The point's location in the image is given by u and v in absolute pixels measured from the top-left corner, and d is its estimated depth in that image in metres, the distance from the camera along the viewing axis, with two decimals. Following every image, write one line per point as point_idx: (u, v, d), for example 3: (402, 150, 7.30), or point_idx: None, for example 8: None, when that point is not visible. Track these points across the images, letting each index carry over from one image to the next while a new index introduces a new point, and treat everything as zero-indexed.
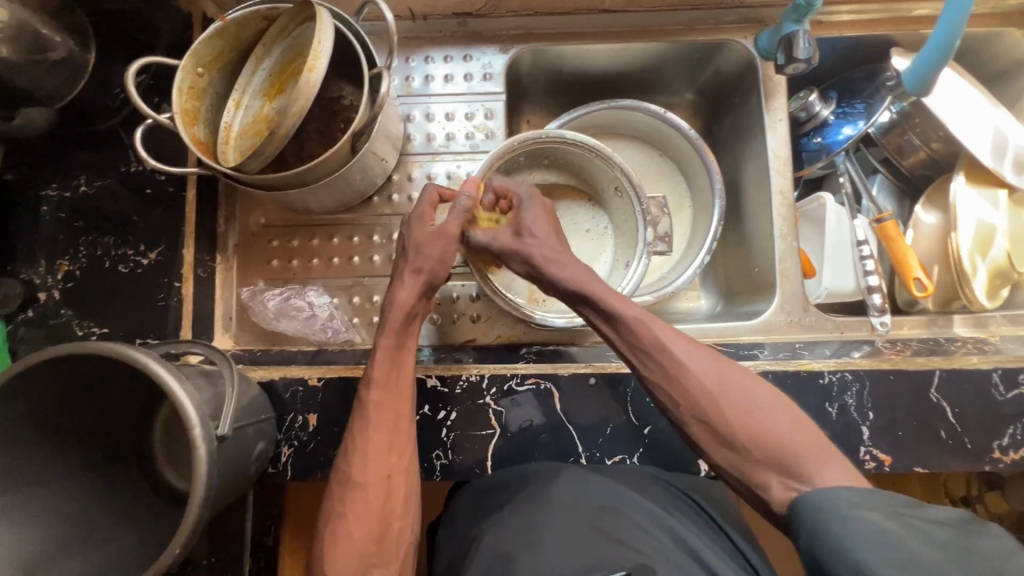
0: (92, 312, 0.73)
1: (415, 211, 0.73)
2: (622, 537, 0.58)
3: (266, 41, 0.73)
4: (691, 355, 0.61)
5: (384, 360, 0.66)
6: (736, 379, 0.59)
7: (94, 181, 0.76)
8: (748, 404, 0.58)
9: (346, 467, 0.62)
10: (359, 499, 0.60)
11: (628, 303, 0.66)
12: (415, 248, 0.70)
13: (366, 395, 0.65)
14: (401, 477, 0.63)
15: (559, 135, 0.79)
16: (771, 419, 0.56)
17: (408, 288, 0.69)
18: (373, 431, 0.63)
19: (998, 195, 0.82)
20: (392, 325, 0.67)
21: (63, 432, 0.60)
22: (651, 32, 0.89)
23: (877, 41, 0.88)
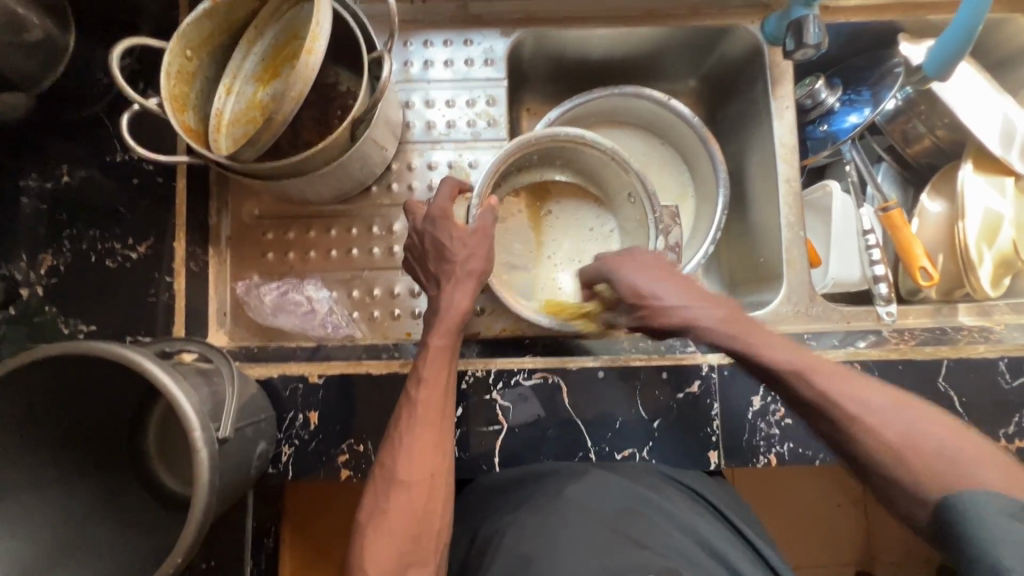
0: (77, 309, 0.70)
1: (435, 207, 0.70)
2: (646, 541, 0.56)
3: (258, 23, 0.70)
4: (846, 387, 0.55)
5: (437, 361, 0.65)
6: (900, 410, 0.53)
7: (77, 171, 0.72)
8: (907, 435, 0.52)
9: (390, 464, 0.60)
10: (402, 497, 0.58)
11: (736, 337, 0.61)
12: (462, 247, 0.68)
13: (416, 394, 0.63)
14: (444, 476, 0.61)
15: (576, 136, 0.76)
16: (943, 445, 0.50)
17: (466, 292, 0.67)
18: (420, 429, 0.61)
19: (1005, 183, 0.82)
20: (445, 323, 0.66)
21: (51, 436, 0.57)
22: (657, 16, 0.87)
23: (884, 26, 0.87)
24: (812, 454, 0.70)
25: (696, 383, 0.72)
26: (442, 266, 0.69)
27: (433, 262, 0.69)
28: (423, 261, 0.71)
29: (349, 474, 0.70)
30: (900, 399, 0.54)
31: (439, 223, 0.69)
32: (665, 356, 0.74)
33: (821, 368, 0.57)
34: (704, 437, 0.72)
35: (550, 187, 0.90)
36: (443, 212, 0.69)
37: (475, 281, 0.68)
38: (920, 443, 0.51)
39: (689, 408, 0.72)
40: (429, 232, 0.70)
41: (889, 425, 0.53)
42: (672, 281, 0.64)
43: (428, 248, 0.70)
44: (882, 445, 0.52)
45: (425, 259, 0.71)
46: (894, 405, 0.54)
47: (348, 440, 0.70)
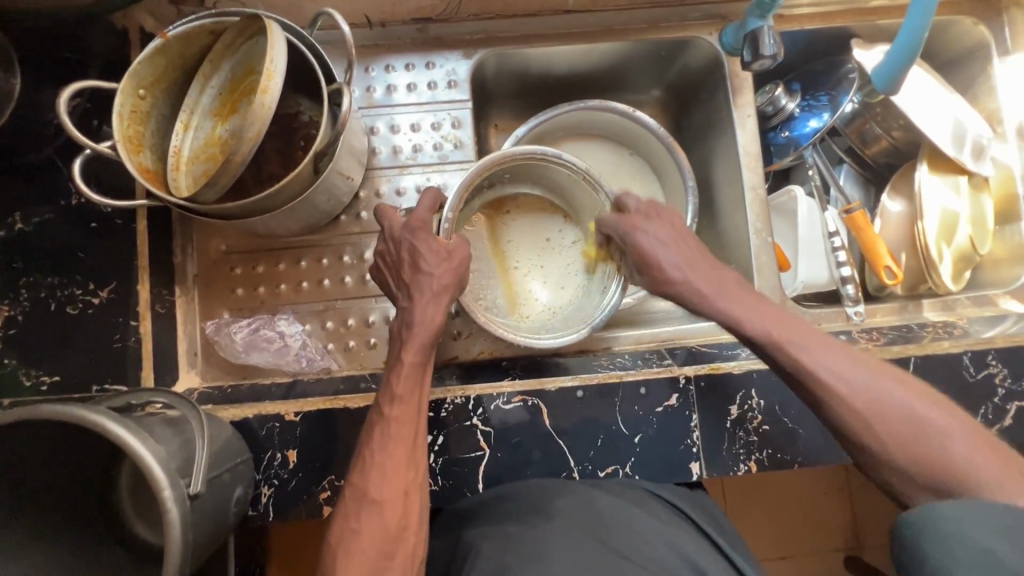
0: (41, 360, 0.66)
1: (414, 218, 0.70)
2: (625, 550, 0.59)
3: (213, 57, 0.68)
4: (816, 350, 0.59)
5: (410, 377, 0.64)
6: (897, 391, 0.54)
7: (31, 217, 0.67)
8: (899, 416, 0.53)
9: (363, 483, 0.59)
10: (375, 516, 0.57)
11: (787, 321, 0.63)
12: (436, 261, 0.68)
13: (389, 411, 0.63)
14: (418, 492, 0.60)
15: (547, 155, 0.76)
16: (905, 406, 0.54)
17: (434, 306, 0.67)
18: (393, 446, 0.61)
19: (959, 182, 0.85)
20: (417, 339, 0.66)
21: (11, 498, 0.55)
22: (616, 32, 0.87)
23: (838, 33, 0.89)
24: (789, 458, 0.72)
25: (674, 396, 0.73)
26: (417, 277, 0.68)
27: (408, 272, 0.69)
28: (397, 270, 0.70)
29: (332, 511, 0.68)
30: (879, 366, 0.57)
31: (419, 233, 0.69)
32: (643, 371, 0.75)
33: (804, 336, 0.60)
34: (685, 449, 0.72)
35: (518, 202, 0.89)
36: (422, 223, 0.70)
37: (449, 295, 0.69)
38: (919, 428, 0.52)
39: (669, 422, 0.73)
40: (407, 242, 0.69)
41: (860, 393, 0.55)
42: (695, 257, 0.69)
43: (404, 259, 0.70)
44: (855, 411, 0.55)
45: (399, 268, 0.70)
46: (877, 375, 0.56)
47: (328, 476, 0.69)
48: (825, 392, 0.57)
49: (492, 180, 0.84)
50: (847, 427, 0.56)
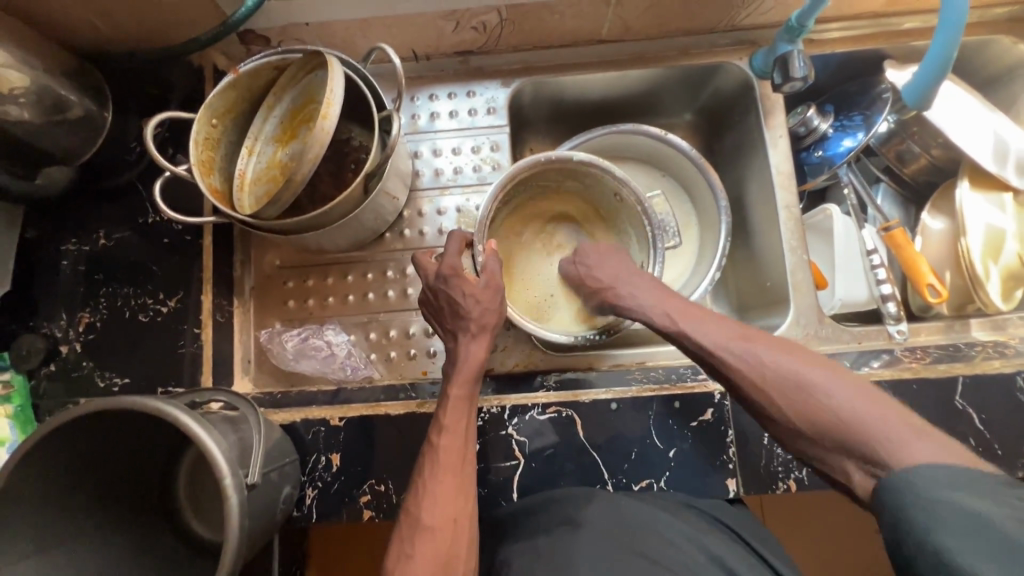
0: (111, 363, 0.75)
1: (447, 262, 0.73)
2: (652, 554, 0.59)
3: (277, 90, 0.75)
4: (709, 326, 0.66)
5: (457, 410, 0.67)
6: (810, 372, 0.56)
7: (112, 234, 0.78)
8: (799, 386, 0.56)
9: (415, 512, 0.61)
10: (428, 543, 0.59)
11: (687, 313, 0.68)
12: (474, 304, 0.71)
13: (438, 441, 0.66)
14: (467, 521, 0.61)
15: (565, 157, 0.80)
16: (785, 367, 0.58)
17: (479, 345, 0.71)
18: (442, 476, 0.63)
19: (1004, 199, 0.83)
20: (463, 375, 0.69)
21: (83, 489, 0.59)
22: (647, 59, 0.91)
23: (871, 55, 0.90)
24: None
25: (709, 410, 0.73)
26: (457, 320, 0.72)
27: (449, 317, 0.73)
28: (439, 314, 0.75)
29: (371, 515, 0.71)
30: (765, 340, 0.61)
31: (452, 279, 0.71)
32: (677, 387, 0.75)
33: (705, 319, 0.66)
34: (721, 465, 0.72)
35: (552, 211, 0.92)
36: (452, 269, 0.72)
37: (489, 334, 0.72)
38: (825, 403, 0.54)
39: (705, 436, 0.72)
40: (442, 291, 0.72)
41: (766, 368, 0.59)
42: (611, 257, 0.77)
43: (443, 304, 0.73)
44: (765, 394, 0.58)
45: (440, 311, 0.74)
46: (771, 349, 0.60)
47: (369, 480, 0.72)
48: (743, 381, 0.60)
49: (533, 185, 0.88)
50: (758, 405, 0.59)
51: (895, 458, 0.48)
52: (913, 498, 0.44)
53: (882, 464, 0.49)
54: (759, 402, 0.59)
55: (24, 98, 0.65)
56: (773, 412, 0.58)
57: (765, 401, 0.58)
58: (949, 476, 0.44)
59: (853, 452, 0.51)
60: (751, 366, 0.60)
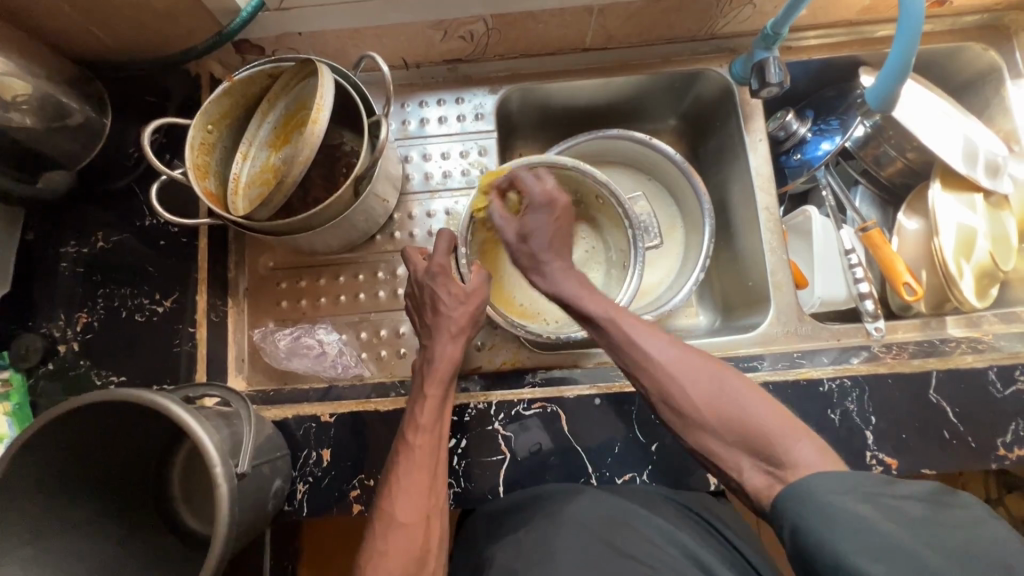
0: (108, 362, 0.77)
1: (435, 261, 0.77)
2: (630, 550, 0.61)
3: (271, 96, 0.78)
4: (635, 323, 0.69)
5: (431, 409, 0.69)
6: (714, 377, 0.62)
7: (110, 236, 0.80)
8: (715, 384, 0.61)
9: (388, 508, 0.64)
10: (400, 538, 0.62)
11: (604, 304, 0.72)
12: (457, 306, 0.74)
13: (413, 440, 0.67)
14: (438, 516, 0.65)
15: (542, 160, 0.83)
16: (700, 370, 0.62)
17: (453, 345, 0.73)
18: (416, 474, 0.65)
19: (974, 199, 0.86)
20: (438, 375, 0.71)
21: (80, 480, 0.61)
22: (631, 66, 0.94)
23: (846, 62, 0.93)
24: None
25: None
26: (436, 320, 0.75)
27: (429, 316, 0.75)
28: (420, 313, 0.77)
29: (361, 509, 0.73)
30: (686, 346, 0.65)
31: (439, 279, 0.75)
32: None
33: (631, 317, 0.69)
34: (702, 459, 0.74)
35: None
36: (442, 267, 0.76)
37: (464, 336, 0.75)
38: (724, 405, 0.59)
39: None
40: (427, 287, 0.76)
41: (683, 368, 0.63)
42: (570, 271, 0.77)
43: (424, 301, 0.76)
44: (680, 392, 0.62)
45: (422, 310, 0.77)
46: (686, 354, 0.64)
47: (358, 475, 0.73)
48: (649, 380, 0.65)
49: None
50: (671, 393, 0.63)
51: (787, 456, 0.54)
52: (809, 504, 0.48)
53: (777, 461, 0.54)
54: (664, 390, 0.63)
55: (26, 104, 0.67)
56: (677, 405, 0.62)
57: (670, 393, 0.63)
58: (830, 480, 0.49)
59: (750, 450, 0.57)
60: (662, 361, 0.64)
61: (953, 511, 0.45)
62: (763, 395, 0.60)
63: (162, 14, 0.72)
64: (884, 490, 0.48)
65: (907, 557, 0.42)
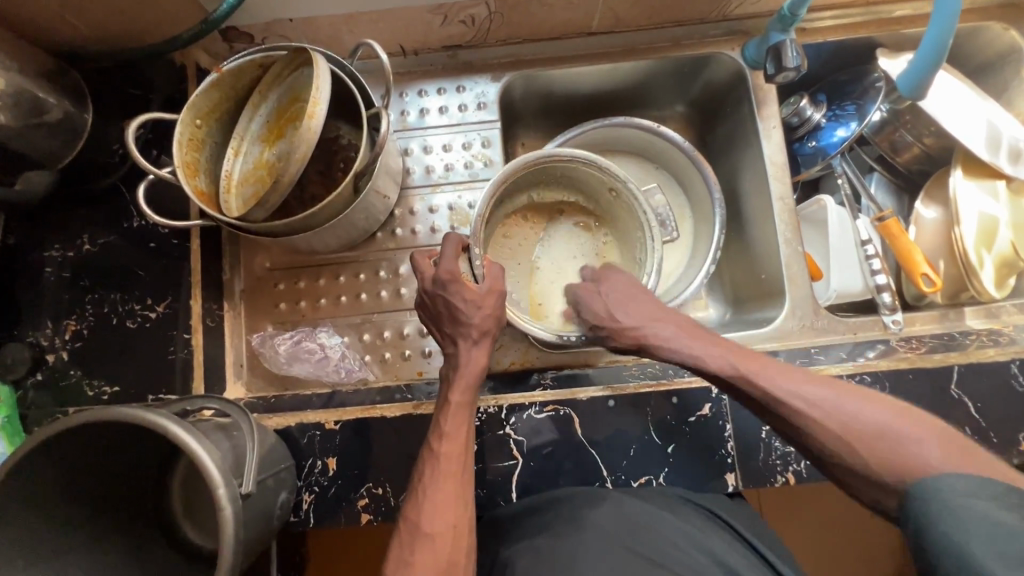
0: (100, 371, 0.73)
1: (443, 270, 0.70)
2: (657, 558, 0.59)
3: (262, 88, 0.74)
4: (773, 372, 0.63)
5: (457, 416, 0.67)
6: (896, 427, 0.55)
7: (97, 239, 0.76)
8: (890, 437, 0.55)
9: (414, 518, 0.61)
10: (428, 552, 0.58)
11: (738, 356, 0.65)
12: (476, 310, 0.70)
13: (439, 448, 0.65)
14: (467, 529, 0.61)
15: (555, 154, 0.79)
16: (867, 416, 0.56)
17: (481, 351, 0.71)
18: (442, 483, 0.62)
19: (997, 187, 0.83)
20: (464, 381, 0.69)
21: (76, 500, 0.58)
22: (640, 50, 0.90)
23: (863, 43, 0.90)
24: None
25: (707, 405, 0.73)
26: (456, 326, 0.71)
27: (448, 324, 0.72)
28: (438, 321, 0.73)
29: (370, 518, 0.70)
30: (844, 390, 0.59)
31: (450, 286, 0.70)
32: (674, 381, 0.74)
33: (768, 367, 0.63)
34: (719, 459, 0.72)
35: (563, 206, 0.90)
36: (451, 274, 0.70)
37: (490, 339, 0.72)
38: (912, 456, 0.53)
39: (703, 431, 0.72)
40: (439, 296, 0.71)
41: (847, 416, 0.57)
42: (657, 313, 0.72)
43: (440, 311, 0.72)
44: (847, 444, 0.56)
45: (438, 318, 0.73)
46: (845, 396, 0.59)
47: (366, 484, 0.71)
48: (814, 432, 0.58)
49: (548, 180, 0.87)
50: (837, 448, 0.56)
51: None
52: (939, 505, 0.48)
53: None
54: (832, 449, 0.57)
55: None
56: (852, 462, 0.56)
57: (839, 450, 0.56)
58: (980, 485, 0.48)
59: None
60: (817, 411, 0.58)
61: None
62: (951, 439, 0.53)
63: None
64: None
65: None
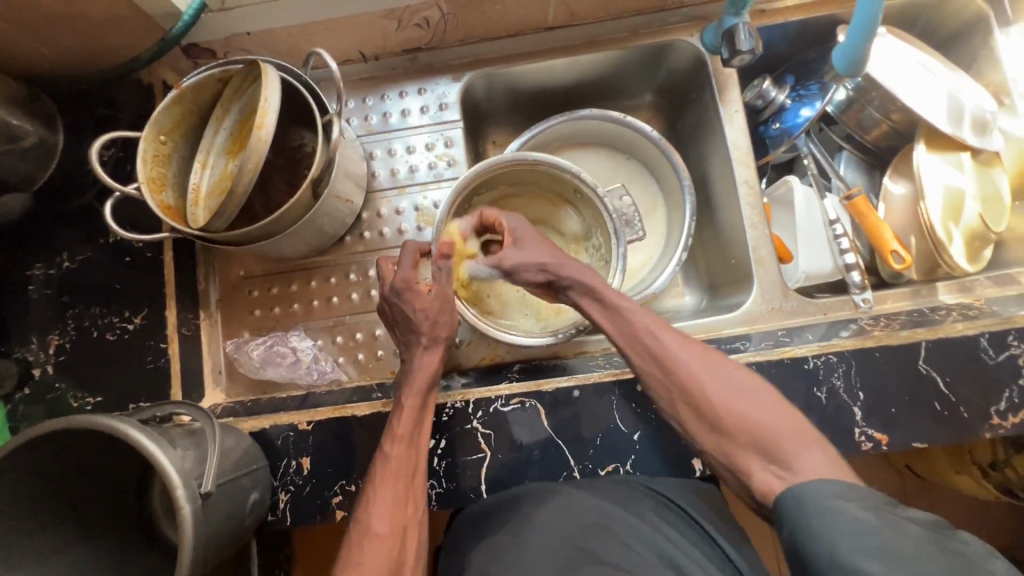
0: (84, 383, 0.76)
1: (401, 275, 0.75)
2: (606, 557, 0.64)
3: (223, 102, 0.76)
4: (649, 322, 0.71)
5: (408, 418, 0.69)
6: (733, 378, 0.64)
7: (75, 255, 0.79)
8: (731, 389, 0.63)
9: (364, 518, 0.64)
10: (376, 549, 0.62)
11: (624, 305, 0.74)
12: (424, 318, 0.74)
13: (389, 449, 0.68)
14: (415, 527, 0.65)
15: (515, 159, 0.80)
16: (718, 373, 0.64)
17: (431, 355, 0.73)
18: (392, 483, 0.66)
19: (962, 159, 0.82)
20: (416, 384, 0.71)
21: (56, 505, 0.61)
22: (599, 43, 0.91)
23: (825, 21, 0.89)
24: None
25: None
26: (410, 332, 0.74)
27: (401, 332, 0.75)
28: (395, 327, 0.77)
29: (344, 515, 0.72)
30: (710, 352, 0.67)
31: (405, 294, 0.74)
32: None
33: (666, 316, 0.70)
34: (685, 445, 0.72)
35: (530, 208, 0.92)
36: (405, 282, 0.74)
37: (440, 346, 0.74)
38: (741, 408, 0.62)
39: (668, 419, 0.73)
40: (395, 304, 0.75)
41: (702, 373, 0.65)
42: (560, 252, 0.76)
43: (398, 319, 0.76)
44: (694, 389, 0.65)
45: (394, 326, 0.77)
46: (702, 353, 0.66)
47: (339, 482, 0.73)
48: (672, 371, 0.66)
49: (517, 182, 0.88)
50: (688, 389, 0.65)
51: (796, 463, 0.57)
52: (811, 509, 0.51)
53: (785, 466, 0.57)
54: (685, 392, 0.65)
55: None
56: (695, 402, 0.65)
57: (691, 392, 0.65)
58: (840, 487, 0.51)
59: (761, 451, 0.60)
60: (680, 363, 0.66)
61: (960, 543, 0.46)
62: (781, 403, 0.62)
63: (105, 25, 0.70)
64: (893, 509, 0.49)
65: (908, 567, 0.43)
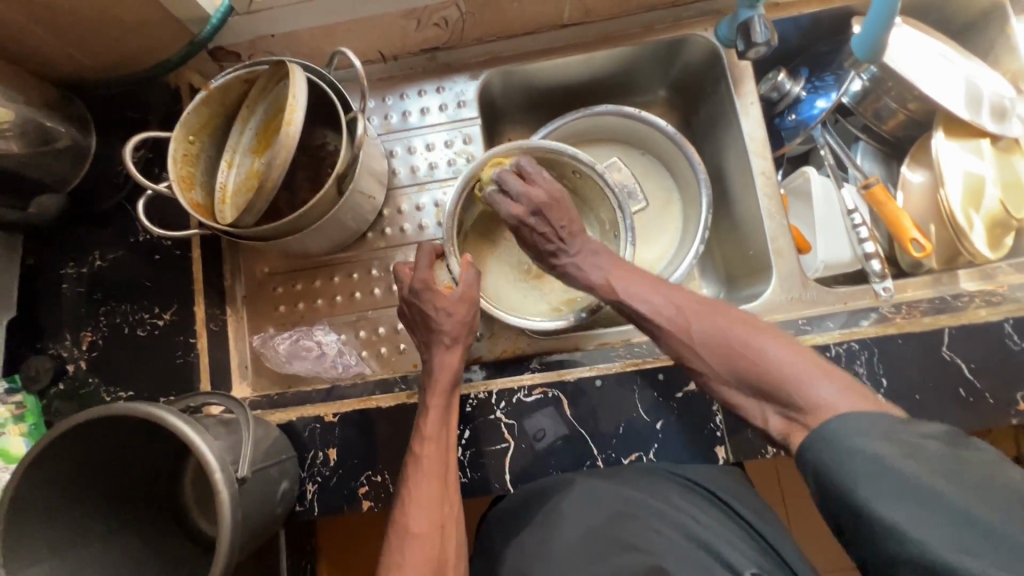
0: (116, 378, 0.78)
1: (419, 277, 0.74)
2: (639, 543, 0.63)
3: (249, 102, 0.78)
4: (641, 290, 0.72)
5: (435, 418, 0.70)
6: (733, 330, 0.63)
7: (107, 254, 0.81)
8: (729, 341, 0.62)
9: (402, 520, 0.65)
10: (417, 549, 0.63)
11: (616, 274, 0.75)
12: (447, 317, 0.74)
13: (419, 450, 0.68)
14: (453, 525, 0.66)
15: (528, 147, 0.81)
16: (714, 330, 0.64)
17: (453, 354, 0.74)
18: (425, 484, 0.66)
19: (981, 145, 0.82)
20: (440, 385, 0.71)
21: (94, 494, 0.63)
22: (613, 39, 0.92)
23: (839, 13, 0.89)
24: None
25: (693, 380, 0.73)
26: (430, 333, 0.75)
27: (422, 333, 0.75)
28: (415, 328, 0.77)
29: (371, 504, 0.73)
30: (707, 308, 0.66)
31: (426, 295, 0.74)
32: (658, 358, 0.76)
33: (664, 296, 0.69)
34: (708, 434, 0.73)
35: None
36: (425, 283, 0.74)
37: (461, 345, 0.75)
38: (747, 357, 0.60)
39: (690, 408, 0.73)
40: (415, 304, 0.75)
41: (700, 333, 0.65)
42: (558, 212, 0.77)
43: (418, 318, 0.76)
44: (697, 351, 0.65)
45: (415, 326, 0.77)
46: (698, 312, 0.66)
47: (366, 472, 0.74)
48: (670, 335, 0.67)
49: None
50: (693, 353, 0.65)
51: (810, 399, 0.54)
52: (829, 448, 0.49)
53: (796, 404, 0.55)
54: (689, 354, 0.65)
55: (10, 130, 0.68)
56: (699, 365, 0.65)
57: (693, 358, 0.65)
58: (857, 421, 0.49)
59: (772, 397, 0.58)
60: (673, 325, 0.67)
61: (972, 452, 0.46)
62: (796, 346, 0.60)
63: (136, 29, 0.72)
64: (904, 429, 0.48)
65: (932, 497, 0.43)
